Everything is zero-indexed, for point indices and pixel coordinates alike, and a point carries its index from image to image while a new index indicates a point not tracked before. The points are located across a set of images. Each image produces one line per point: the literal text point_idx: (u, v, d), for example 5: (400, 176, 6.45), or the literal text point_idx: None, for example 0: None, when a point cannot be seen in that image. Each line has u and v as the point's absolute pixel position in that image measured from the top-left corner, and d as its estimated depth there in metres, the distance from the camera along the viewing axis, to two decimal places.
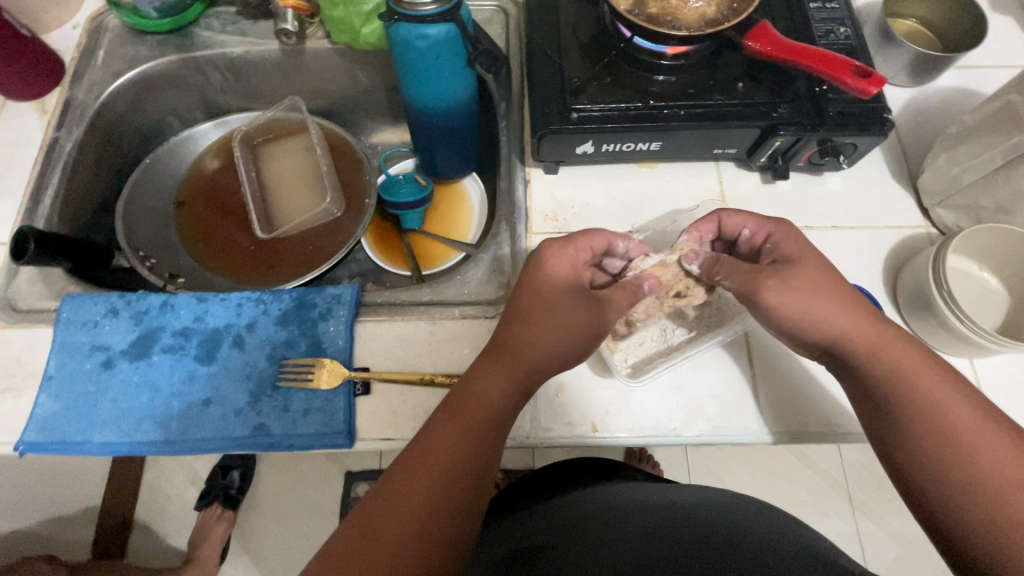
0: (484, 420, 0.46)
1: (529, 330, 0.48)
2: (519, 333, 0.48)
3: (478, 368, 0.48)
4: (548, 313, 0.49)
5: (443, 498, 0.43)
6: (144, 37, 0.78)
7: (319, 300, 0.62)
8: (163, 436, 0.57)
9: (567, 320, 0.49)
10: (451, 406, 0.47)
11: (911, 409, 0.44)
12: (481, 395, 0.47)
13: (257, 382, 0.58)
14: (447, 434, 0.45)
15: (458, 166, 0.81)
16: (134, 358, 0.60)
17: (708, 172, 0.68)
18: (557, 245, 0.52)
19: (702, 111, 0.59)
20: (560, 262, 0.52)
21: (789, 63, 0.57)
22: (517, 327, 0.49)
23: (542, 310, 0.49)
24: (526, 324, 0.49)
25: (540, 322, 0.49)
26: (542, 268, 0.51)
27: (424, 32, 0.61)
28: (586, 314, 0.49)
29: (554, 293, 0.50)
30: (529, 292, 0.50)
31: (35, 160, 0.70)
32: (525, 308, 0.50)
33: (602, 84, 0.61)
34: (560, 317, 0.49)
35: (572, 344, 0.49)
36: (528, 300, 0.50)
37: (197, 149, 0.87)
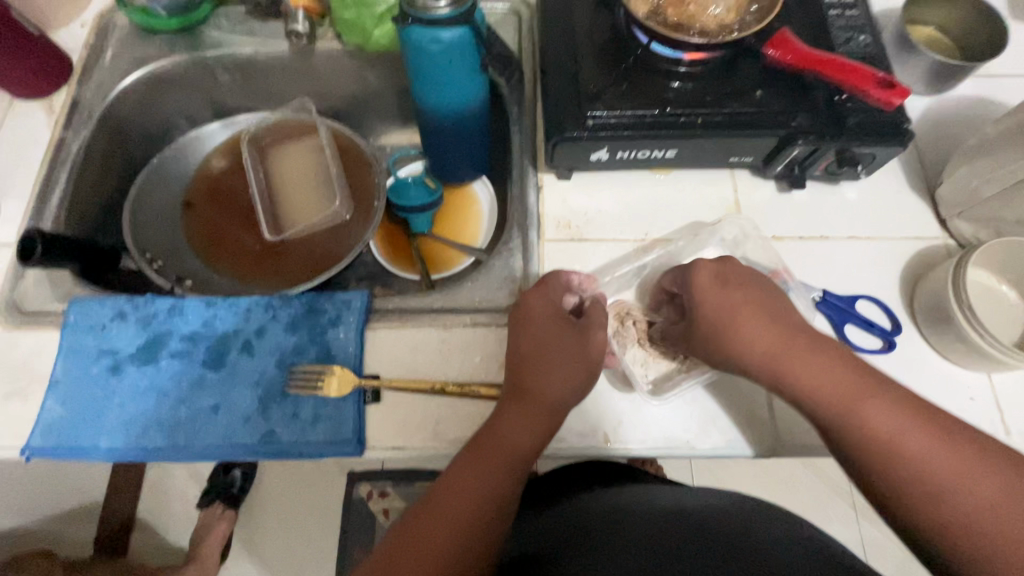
0: (505, 461, 0.47)
1: (536, 371, 0.50)
2: (526, 375, 0.50)
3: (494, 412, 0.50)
4: (550, 353, 0.51)
5: (459, 539, 0.45)
6: (153, 37, 0.78)
7: (329, 306, 0.61)
8: (170, 442, 0.56)
9: (570, 357, 0.51)
10: (468, 448, 0.49)
11: (912, 432, 0.42)
12: (495, 437, 0.48)
13: (266, 389, 0.58)
14: (467, 477, 0.47)
15: (468, 170, 0.80)
16: (142, 363, 0.59)
17: (723, 179, 0.67)
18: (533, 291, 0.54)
19: (719, 119, 0.59)
20: (541, 303, 0.54)
21: (807, 72, 0.57)
22: (523, 370, 0.50)
23: (543, 350, 0.51)
24: (528, 365, 0.50)
25: (544, 362, 0.50)
26: (533, 310, 0.53)
27: (438, 35, 0.60)
28: (577, 348, 0.51)
29: (552, 332, 0.52)
30: (526, 334, 0.52)
31: (42, 161, 0.69)
32: (524, 348, 0.51)
33: (617, 90, 0.60)
34: (562, 356, 0.51)
35: (572, 379, 0.50)
36: (527, 340, 0.52)
37: (203, 150, 0.86)
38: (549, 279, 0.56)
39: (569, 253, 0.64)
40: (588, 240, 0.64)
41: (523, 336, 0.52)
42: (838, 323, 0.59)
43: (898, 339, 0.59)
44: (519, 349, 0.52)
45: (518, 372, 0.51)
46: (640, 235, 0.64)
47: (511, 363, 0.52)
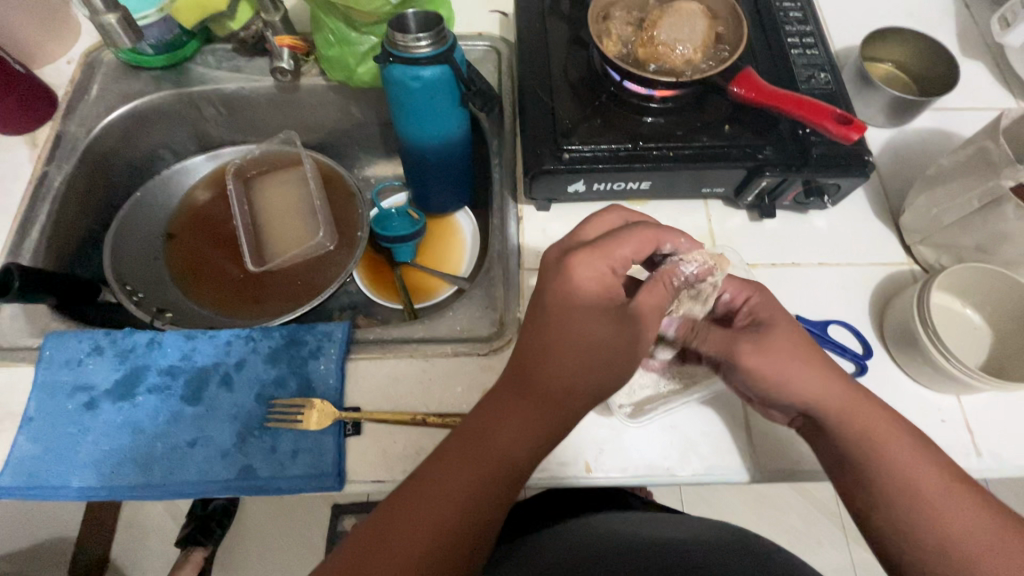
0: (499, 459, 0.44)
1: (556, 364, 0.45)
2: (544, 369, 0.45)
3: (501, 400, 0.46)
4: (592, 341, 0.46)
5: (444, 531, 0.43)
6: (139, 73, 0.79)
7: (310, 337, 0.61)
8: (145, 479, 0.55)
9: (614, 347, 0.46)
10: (466, 436, 0.46)
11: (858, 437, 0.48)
12: (498, 429, 0.45)
13: (244, 423, 0.57)
14: (466, 472, 0.44)
15: (450, 200, 0.81)
16: (118, 398, 0.58)
17: (698, 210, 0.69)
18: (583, 255, 0.48)
19: (690, 152, 0.61)
20: (588, 273, 0.48)
21: (770, 107, 0.60)
22: (544, 363, 0.46)
23: (581, 338, 0.46)
24: (549, 359, 0.46)
25: (574, 358, 0.45)
26: (585, 278, 0.48)
27: (420, 73, 0.64)
28: (606, 336, 0.46)
29: (594, 317, 0.46)
30: (564, 318, 0.46)
31: (23, 194, 0.69)
32: (546, 335, 0.46)
33: (592, 126, 0.62)
34: (600, 346, 0.46)
35: (592, 375, 0.45)
36: (567, 326, 0.46)
37: (187, 182, 0.87)
38: (612, 244, 0.49)
39: None
40: None
41: (566, 314, 0.46)
42: None
43: (869, 363, 0.60)
44: (552, 325, 0.46)
45: (535, 363, 0.46)
46: None
47: (529, 344, 0.47)
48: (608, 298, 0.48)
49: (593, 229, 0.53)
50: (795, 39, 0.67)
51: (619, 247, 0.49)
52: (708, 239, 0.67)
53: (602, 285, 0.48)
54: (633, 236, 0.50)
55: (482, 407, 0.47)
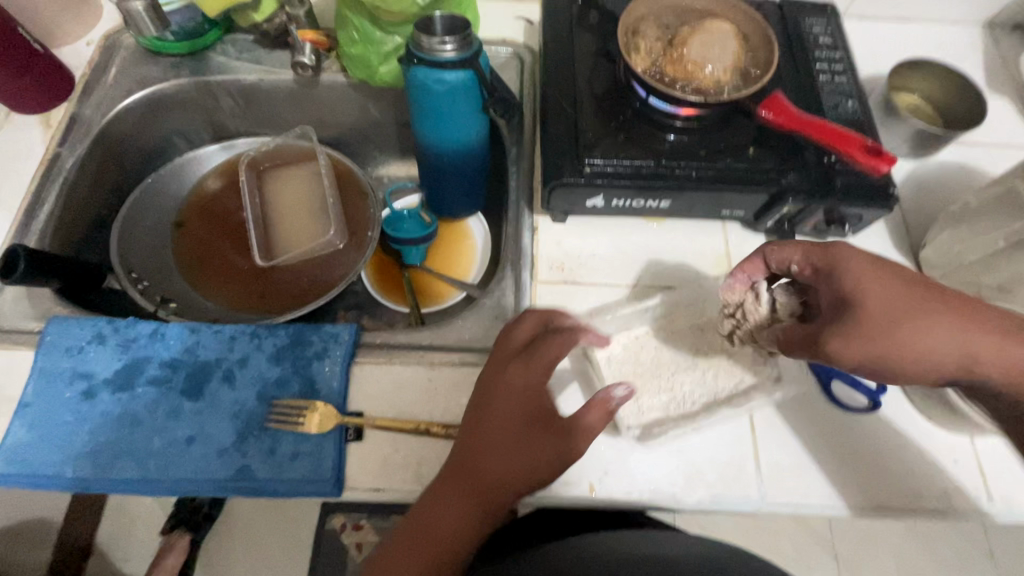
0: (441, 547, 0.48)
1: (490, 459, 0.48)
2: (479, 464, 0.48)
3: (443, 491, 0.49)
4: (512, 441, 0.48)
5: None
6: (158, 59, 0.78)
7: (316, 338, 0.60)
8: (139, 474, 0.54)
9: (536, 449, 0.48)
10: (413, 527, 0.49)
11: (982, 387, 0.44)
12: (440, 519, 0.48)
13: (245, 421, 0.56)
14: (411, 562, 0.48)
15: (464, 205, 0.81)
16: (118, 389, 0.57)
17: (715, 231, 0.68)
18: (514, 360, 0.51)
19: (712, 173, 0.60)
20: (519, 373, 0.51)
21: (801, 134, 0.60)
22: (480, 458, 0.48)
23: (507, 432, 0.49)
24: (485, 453, 0.48)
25: (498, 458, 0.48)
26: (508, 383, 0.51)
27: (443, 77, 0.63)
28: (541, 432, 0.48)
29: (517, 418, 0.49)
30: (490, 418, 0.50)
31: (34, 174, 0.68)
32: (482, 432, 0.49)
33: (615, 140, 0.61)
34: (523, 448, 0.48)
35: (527, 470, 0.47)
36: (493, 426, 0.49)
37: (199, 171, 0.85)
38: (540, 351, 0.51)
39: (561, 295, 0.64)
40: (581, 284, 0.65)
41: (494, 417, 0.50)
42: (825, 379, 0.59)
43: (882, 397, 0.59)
44: (480, 423, 0.50)
45: (473, 458, 0.49)
46: (631, 281, 0.65)
47: (467, 441, 0.50)
48: (537, 399, 0.50)
49: (528, 330, 0.54)
50: (824, 64, 0.66)
51: (546, 351, 0.51)
52: (724, 261, 0.66)
53: (534, 383, 0.50)
54: (556, 342, 0.51)
55: (427, 497, 0.50)
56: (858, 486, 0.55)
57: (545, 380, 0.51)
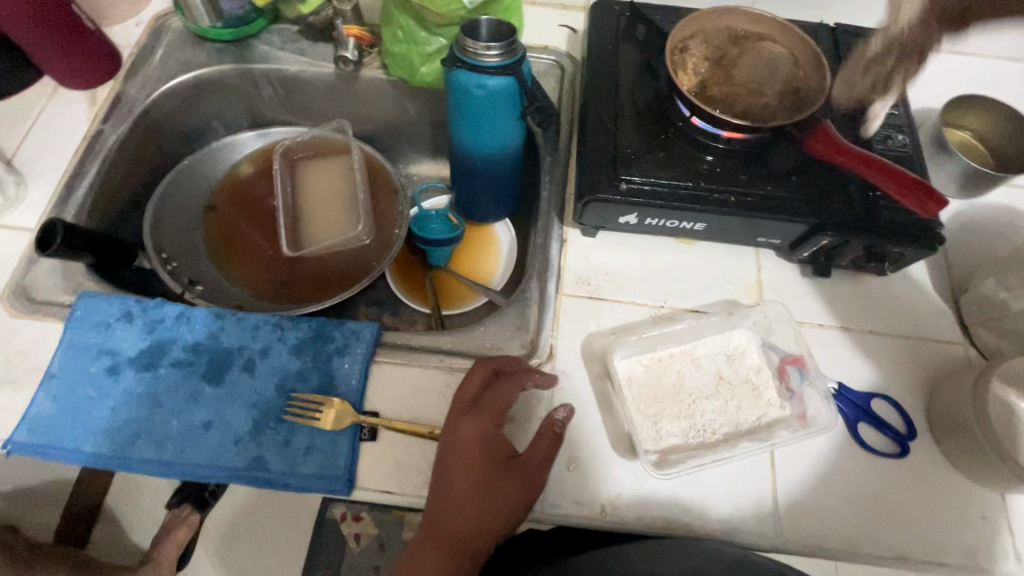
0: None
1: (461, 512, 0.51)
2: (450, 518, 0.51)
3: (420, 545, 0.51)
4: (478, 490, 0.51)
5: None
6: (204, 44, 0.79)
7: (338, 334, 0.60)
8: (156, 455, 0.54)
9: (503, 496, 0.50)
10: None
11: None
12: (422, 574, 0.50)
13: (262, 412, 0.56)
14: None
15: (493, 210, 0.80)
16: (141, 368, 0.58)
17: (747, 257, 0.66)
18: (463, 412, 0.52)
19: (752, 200, 0.59)
20: (473, 427, 0.52)
21: (846, 169, 0.59)
22: (450, 512, 0.51)
23: (471, 483, 0.51)
24: (454, 508, 0.51)
25: (468, 509, 0.51)
26: (461, 438, 0.51)
27: (484, 82, 0.63)
28: (508, 481, 0.51)
29: (478, 470, 0.51)
30: (454, 477, 0.51)
31: (77, 150, 0.70)
32: (447, 488, 0.51)
33: (654, 159, 0.60)
34: (488, 497, 0.51)
35: (499, 518, 0.51)
36: (457, 481, 0.51)
37: (233, 157, 0.86)
38: (488, 402, 0.53)
39: (586, 311, 0.63)
40: (606, 301, 0.64)
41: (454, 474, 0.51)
42: (851, 419, 0.57)
43: (911, 443, 0.57)
44: (444, 480, 0.51)
45: (443, 514, 0.51)
46: (659, 302, 0.64)
47: (433, 496, 0.51)
48: (494, 446, 0.52)
49: (473, 382, 0.54)
50: None
51: (493, 400, 0.53)
52: (755, 289, 0.64)
53: (490, 437, 0.52)
54: (501, 391, 0.54)
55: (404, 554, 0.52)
56: (879, 535, 0.53)
57: (498, 426, 0.53)
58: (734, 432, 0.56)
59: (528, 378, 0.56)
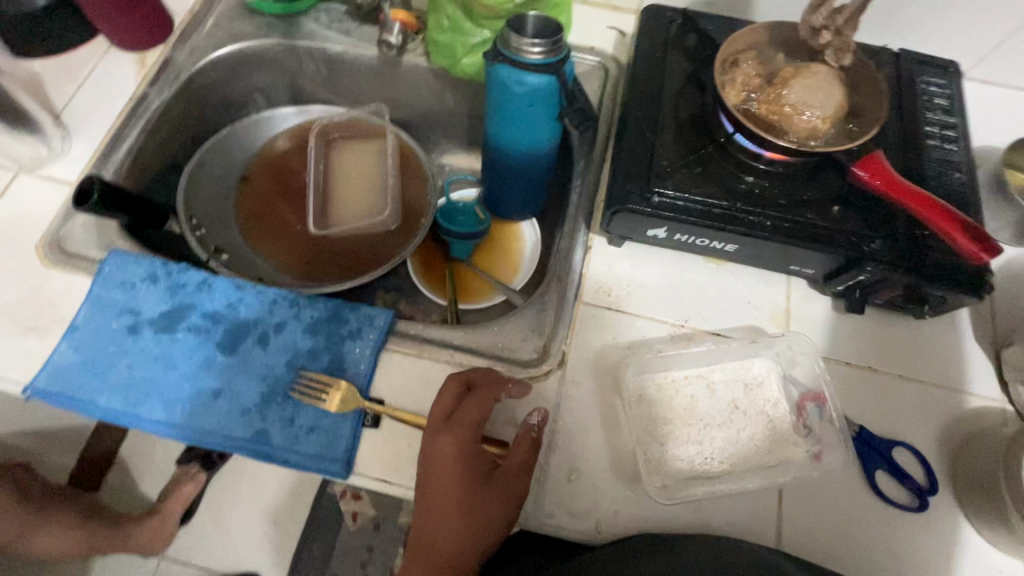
0: None
1: (445, 530, 0.51)
2: (436, 535, 0.52)
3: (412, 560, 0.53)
4: (461, 501, 0.51)
5: None
6: (254, 17, 0.80)
7: (352, 317, 0.61)
8: (165, 417, 0.55)
9: (487, 506, 0.51)
10: None
11: None
12: None
13: (270, 386, 0.57)
14: None
15: (521, 208, 0.79)
16: (159, 330, 0.59)
17: (778, 284, 0.64)
18: (437, 428, 0.52)
19: (789, 226, 0.56)
20: (447, 445, 0.51)
21: (898, 202, 0.55)
22: (435, 530, 0.52)
23: (452, 500, 0.51)
24: (438, 525, 0.51)
25: (453, 522, 0.51)
26: (439, 453, 0.51)
27: (524, 78, 0.62)
28: (488, 496, 0.51)
29: (456, 486, 0.51)
30: (436, 493, 0.51)
31: (122, 110, 0.71)
32: (431, 508, 0.51)
33: (691, 173, 0.59)
34: (471, 511, 0.51)
35: (483, 533, 0.51)
36: (440, 493, 0.51)
37: (271, 130, 0.86)
38: (462, 416, 0.52)
39: (603, 321, 0.62)
40: (625, 314, 0.62)
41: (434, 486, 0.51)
42: (869, 466, 0.54)
43: (932, 499, 0.54)
44: (427, 492, 0.51)
45: (430, 531, 0.52)
46: (679, 321, 0.62)
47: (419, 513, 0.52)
48: (471, 462, 0.52)
49: (448, 394, 0.54)
50: (934, 128, 0.61)
51: (465, 414, 0.53)
52: (782, 319, 0.62)
53: (468, 454, 0.52)
54: (474, 405, 0.53)
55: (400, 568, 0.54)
56: None
57: (475, 440, 0.52)
58: (742, 464, 0.54)
59: (502, 390, 0.55)
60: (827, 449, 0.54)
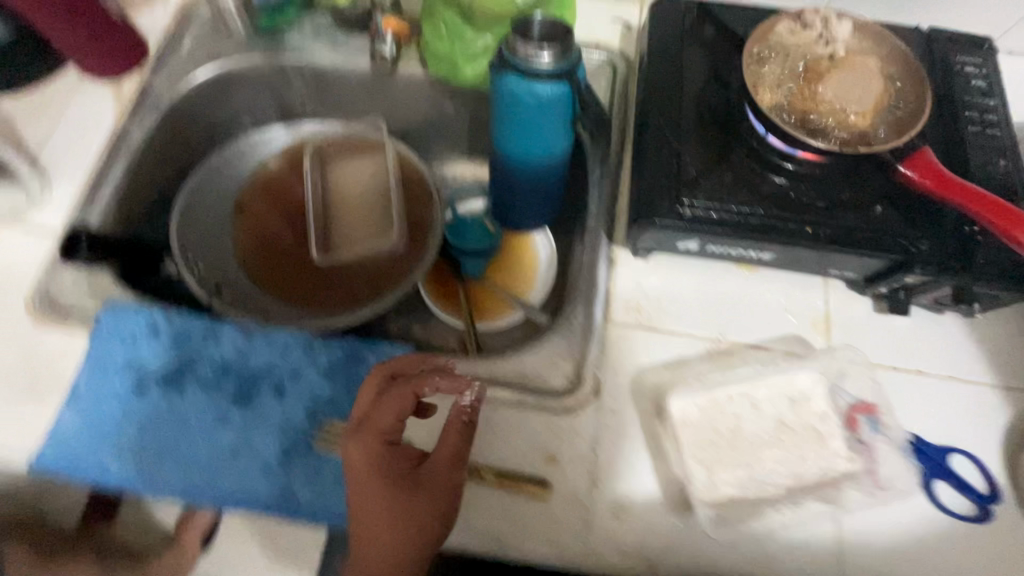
0: None
1: (375, 544, 0.48)
2: (376, 551, 0.48)
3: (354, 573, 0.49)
4: (396, 514, 0.47)
5: None
6: (232, 34, 0.75)
7: (371, 357, 0.57)
8: (183, 482, 0.52)
9: (370, 505, 0.48)
10: None
11: None
12: None
13: (291, 439, 0.54)
14: None
15: (534, 217, 0.76)
16: (167, 387, 0.55)
17: (815, 288, 0.60)
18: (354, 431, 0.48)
19: (830, 231, 0.53)
20: (358, 451, 0.48)
21: (948, 202, 0.51)
22: (361, 543, 0.48)
23: (391, 515, 0.47)
24: (365, 544, 0.48)
25: (384, 530, 0.47)
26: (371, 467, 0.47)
27: (535, 88, 0.58)
28: (406, 497, 0.47)
29: (377, 492, 0.47)
30: (363, 508, 0.48)
31: (102, 147, 0.66)
32: (356, 519, 0.48)
33: (721, 180, 0.55)
34: (403, 520, 0.47)
35: (411, 540, 0.47)
36: (372, 512, 0.48)
37: (263, 152, 0.81)
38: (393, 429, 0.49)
39: (636, 342, 0.59)
40: (658, 331, 0.59)
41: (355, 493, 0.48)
42: (926, 477, 0.52)
43: (996, 507, 0.52)
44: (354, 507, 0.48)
45: (364, 546, 0.48)
46: (715, 335, 0.59)
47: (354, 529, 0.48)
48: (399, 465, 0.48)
49: (371, 402, 0.50)
50: (975, 112, 0.57)
51: (382, 415, 0.48)
52: (823, 325, 0.59)
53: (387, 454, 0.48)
54: (389, 398, 0.49)
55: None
56: None
57: (393, 439, 0.49)
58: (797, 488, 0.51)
59: (429, 383, 0.50)
60: (886, 465, 0.51)
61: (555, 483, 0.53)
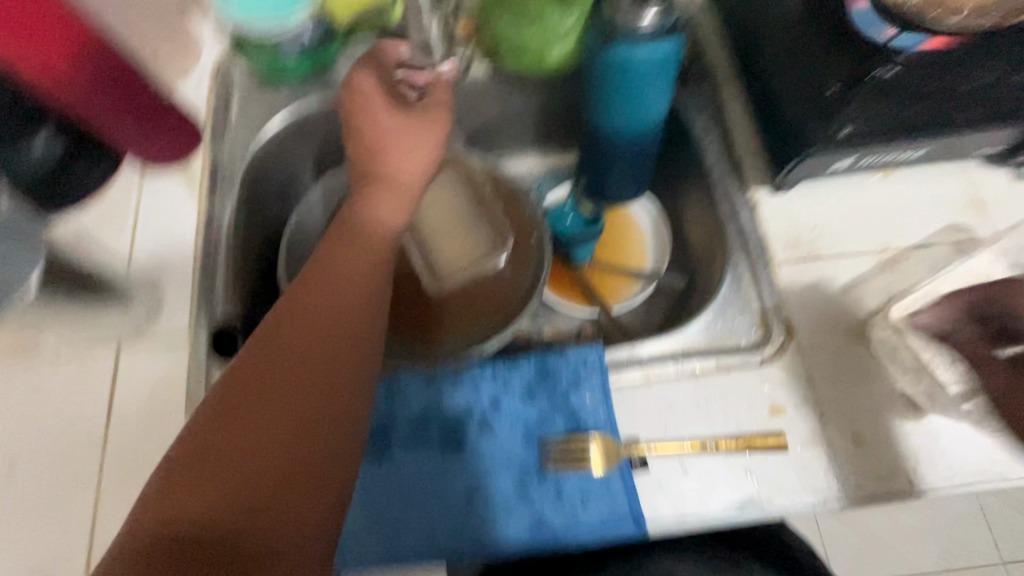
0: (310, 425, 0.41)
1: (343, 287, 0.46)
2: (330, 303, 0.45)
3: (270, 337, 0.43)
4: (316, 375, 0.42)
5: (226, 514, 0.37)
6: (281, 84, 0.71)
7: (563, 367, 0.55)
8: (430, 544, 0.50)
9: (335, 344, 0.43)
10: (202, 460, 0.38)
11: None
12: (263, 412, 0.40)
13: (520, 469, 0.52)
14: (265, 454, 0.39)
15: (630, 187, 0.74)
16: (373, 457, 0.53)
17: (951, 176, 0.61)
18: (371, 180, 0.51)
19: (982, 112, 0.54)
20: (381, 190, 0.51)
21: None
22: (333, 288, 0.45)
23: (379, 252, 0.49)
24: (320, 277, 0.46)
25: (359, 317, 0.46)
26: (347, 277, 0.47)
27: (640, 54, 0.56)
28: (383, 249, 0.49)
29: (383, 245, 0.50)
30: (355, 253, 0.48)
31: (197, 235, 0.62)
32: (344, 254, 0.48)
33: (873, 87, 0.52)
34: (354, 263, 0.47)
35: (362, 296, 0.46)
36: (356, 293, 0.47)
37: (334, 196, 0.75)
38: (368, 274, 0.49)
39: (808, 275, 0.59)
40: (826, 258, 0.59)
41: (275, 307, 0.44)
42: None
43: None
44: (251, 377, 0.41)
45: (312, 311, 0.44)
46: (878, 247, 0.59)
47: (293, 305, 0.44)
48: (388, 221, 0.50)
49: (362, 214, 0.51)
50: None
51: (401, 165, 0.51)
52: (973, 208, 0.60)
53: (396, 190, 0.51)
54: (395, 165, 0.51)
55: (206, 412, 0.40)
56: None
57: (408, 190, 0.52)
58: None
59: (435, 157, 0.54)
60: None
61: (790, 431, 0.53)
